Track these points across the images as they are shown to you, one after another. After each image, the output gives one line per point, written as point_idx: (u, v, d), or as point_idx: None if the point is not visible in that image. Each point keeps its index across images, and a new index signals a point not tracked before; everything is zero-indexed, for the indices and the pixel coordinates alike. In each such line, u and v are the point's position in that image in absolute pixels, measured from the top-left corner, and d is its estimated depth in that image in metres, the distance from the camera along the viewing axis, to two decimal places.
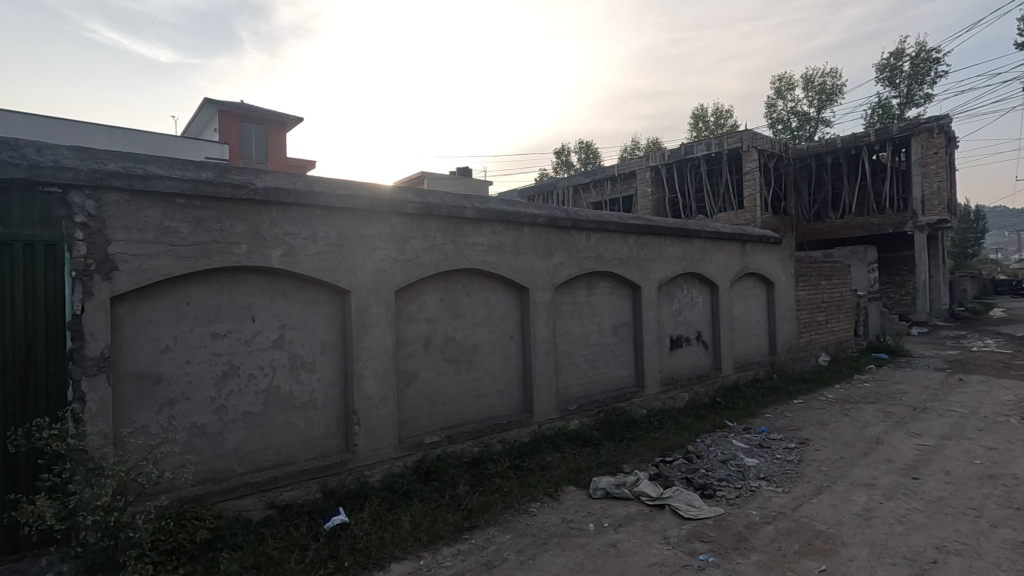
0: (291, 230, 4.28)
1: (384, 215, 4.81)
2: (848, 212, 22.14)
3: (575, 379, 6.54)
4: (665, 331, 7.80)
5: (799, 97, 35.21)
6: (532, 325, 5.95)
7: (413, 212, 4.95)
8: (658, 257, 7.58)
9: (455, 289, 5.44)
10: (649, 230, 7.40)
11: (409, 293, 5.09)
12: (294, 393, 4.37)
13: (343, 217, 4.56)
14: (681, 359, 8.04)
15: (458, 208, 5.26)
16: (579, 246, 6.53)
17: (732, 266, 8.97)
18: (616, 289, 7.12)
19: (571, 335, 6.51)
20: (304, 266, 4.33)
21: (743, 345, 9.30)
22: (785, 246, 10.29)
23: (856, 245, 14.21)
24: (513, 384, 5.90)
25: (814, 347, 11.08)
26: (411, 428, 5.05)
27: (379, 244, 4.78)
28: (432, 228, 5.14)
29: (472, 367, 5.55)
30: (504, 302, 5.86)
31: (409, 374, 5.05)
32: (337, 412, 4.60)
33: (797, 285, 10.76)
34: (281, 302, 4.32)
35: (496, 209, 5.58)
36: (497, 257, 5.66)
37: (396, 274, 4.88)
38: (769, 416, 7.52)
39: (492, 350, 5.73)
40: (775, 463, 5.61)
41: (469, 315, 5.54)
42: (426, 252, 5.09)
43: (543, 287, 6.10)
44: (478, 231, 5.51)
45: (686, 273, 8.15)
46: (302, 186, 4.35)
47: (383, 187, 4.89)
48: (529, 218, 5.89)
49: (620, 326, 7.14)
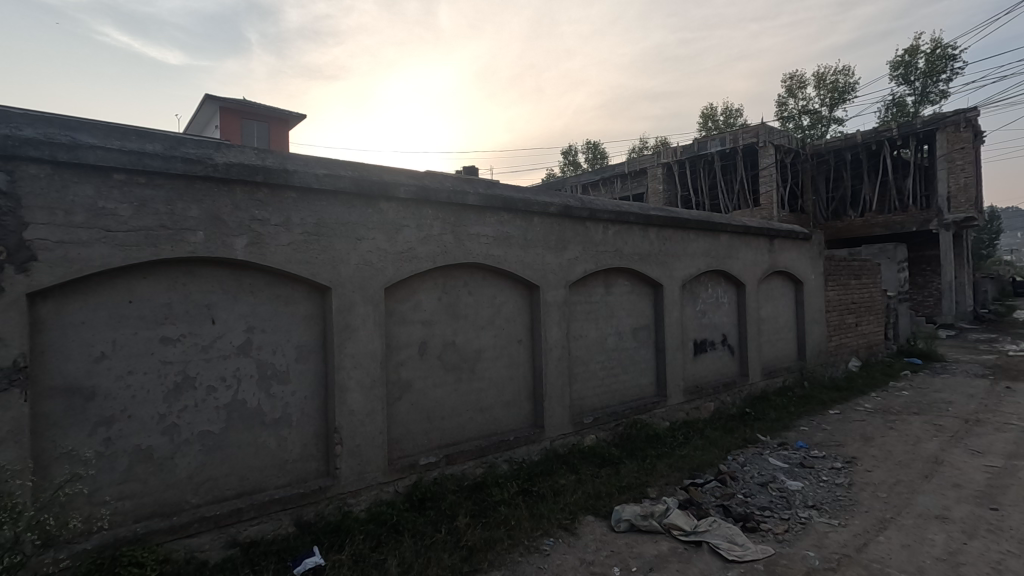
0: (259, 215, 3.61)
1: (373, 200, 4.13)
2: (869, 211, 21.28)
3: (591, 388, 5.83)
4: (689, 334, 7.08)
5: (811, 94, 34.33)
6: (543, 329, 5.26)
7: (407, 197, 4.27)
8: (681, 253, 6.86)
9: (455, 287, 4.75)
10: (672, 222, 6.68)
11: (402, 291, 4.41)
12: (262, 409, 3.70)
13: (322, 201, 3.88)
14: (705, 365, 7.31)
15: (459, 193, 4.57)
16: (596, 239, 5.82)
17: (759, 264, 8.23)
18: (635, 288, 6.41)
19: (586, 339, 5.80)
20: (274, 258, 3.66)
21: (770, 349, 8.56)
22: (814, 242, 9.54)
23: (883, 243, 13.41)
24: (522, 394, 5.21)
25: (844, 351, 10.30)
26: (404, 447, 4.37)
27: (366, 232, 4.10)
28: (429, 216, 4.46)
29: (475, 377, 4.86)
30: (511, 302, 5.16)
31: (401, 385, 4.37)
32: (316, 429, 3.93)
33: (827, 285, 9.99)
34: (247, 301, 3.65)
35: (501, 195, 4.90)
36: (503, 251, 4.97)
37: (386, 268, 4.20)
38: (804, 428, 6.77)
39: (498, 356, 5.04)
40: (823, 487, 4.87)
41: (471, 317, 4.85)
42: (421, 243, 4.40)
43: (555, 285, 5.40)
44: (481, 221, 4.82)
45: (711, 271, 7.43)
46: (272, 163, 3.68)
47: (372, 168, 4.21)
48: (539, 207, 5.20)
49: (640, 329, 6.43)
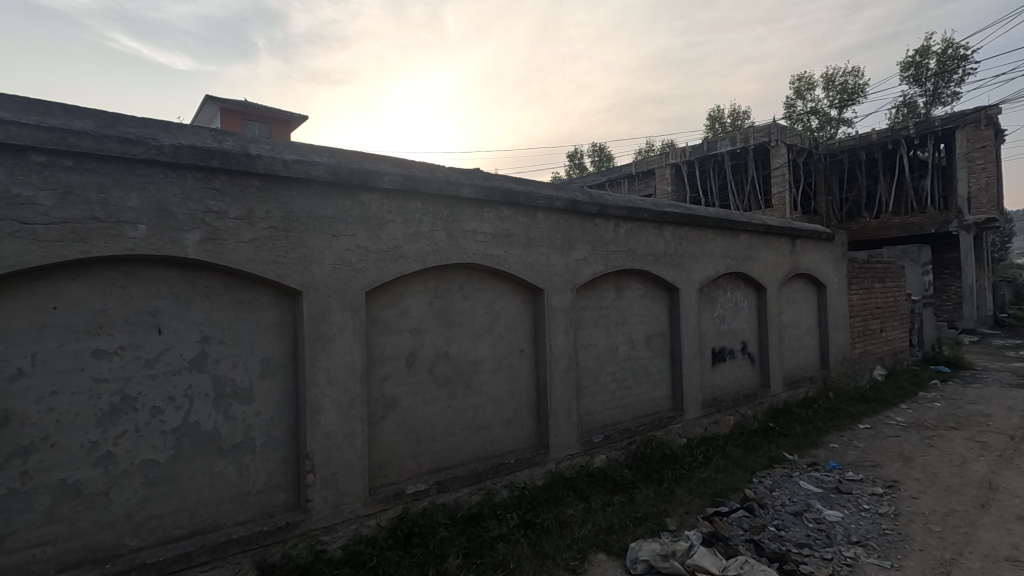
0: (215, 206, 3.09)
1: (352, 191, 3.61)
2: (885, 212, 20.61)
3: (601, 403, 5.28)
4: (707, 342, 6.51)
5: (820, 95, 33.68)
6: (547, 337, 4.71)
7: (393, 188, 3.75)
8: (698, 254, 6.30)
9: (449, 291, 4.21)
10: (688, 220, 6.13)
11: (387, 296, 3.88)
12: (220, 432, 3.16)
13: (291, 191, 3.36)
14: (724, 376, 6.73)
15: (452, 185, 4.04)
16: (606, 238, 5.28)
17: (781, 266, 7.65)
18: (649, 292, 5.85)
19: (595, 348, 5.25)
20: (233, 257, 3.14)
21: (792, 358, 7.97)
22: (837, 243, 8.95)
23: (905, 245, 12.78)
24: (524, 410, 4.66)
25: (868, 358, 9.68)
26: (388, 473, 3.83)
27: (344, 228, 3.57)
28: (418, 210, 3.93)
29: (471, 392, 4.32)
30: (512, 308, 4.62)
31: (386, 402, 3.83)
32: (285, 455, 3.40)
33: (850, 289, 9.38)
34: (202, 307, 3.13)
35: (501, 187, 4.37)
36: (503, 250, 4.43)
37: (368, 270, 3.67)
38: (834, 446, 6.18)
39: (497, 369, 4.49)
40: (866, 518, 4.29)
41: (466, 325, 4.32)
42: (409, 241, 3.87)
43: (561, 288, 4.86)
44: (478, 216, 4.28)
45: (729, 274, 6.86)
46: (231, 146, 3.16)
47: (352, 155, 3.69)
48: (543, 201, 4.67)
49: (654, 336, 5.87)
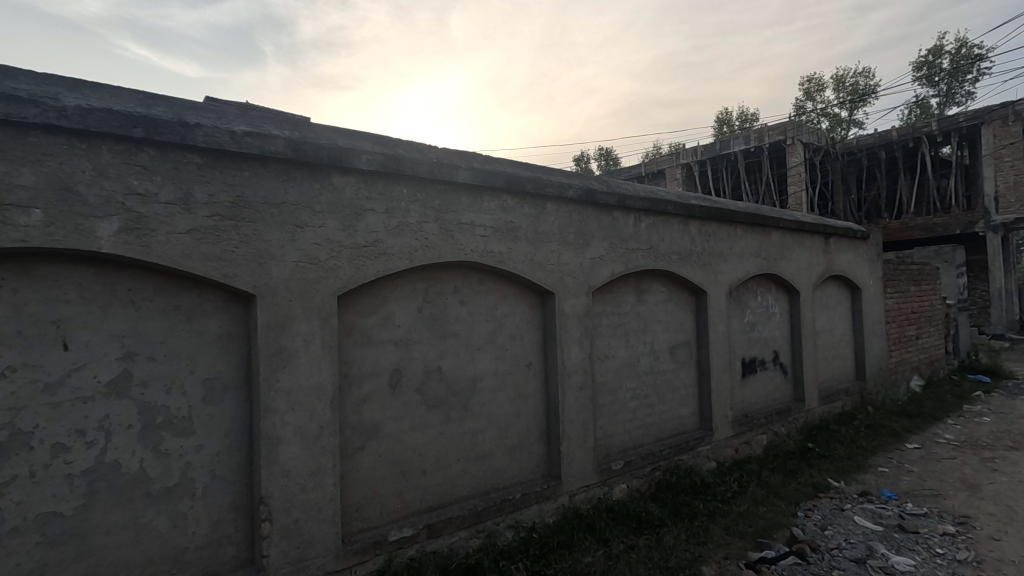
0: (140, 186, 2.43)
1: (321, 173, 2.95)
2: (905, 213, 19.78)
3: (621, 423, 4.58)
4: (736, 352, 5.80)
5: (832, 95, 32.87)
6: (559, 349, 4.03)
7: (372, 170, 3.09)
8: (726, 253, 5.60)
9: (442, 296, 3.54)
10: (716, 214, 5.43)
11: (367, 301, 3.21)
12: (148, 474, 2.50)
13: (241, 170, 2.70)
14: (755, 390, 6.02)
15: (445, 168, 3.38)
16: (625, 234, 4.59)
17: (814, 267, 6.93)
18: (673, 296, 5.16)
19: (614, 360, 4.56)
20: (165, 252, 2.48)
21: (826, 368, 7.23)
22: (872, 242, 8.21)
23: (936, 246, 11.99)
24: (531, 435, 3.98)
25: (904, 368, 8.91)
26: (367, 516, 3.15)
27: (311, 217, 2.91)
28: (403, 197, 3.26)
29: (468, 415, 3.64)
30: (517, 315, 3.95)
31: (364, 430, 3.16)
32: (235, 499, 2.73)
33: (886, 292, 8.63)
34: (125, 316, 2.47)
35: (503, 173, 3.70)
36: (506, 247, 3.76)
37: (341, 269, 3.01)
38: (884, 470, 5.43)
39: (499, 387, 3.81)
40: (945, 568, 3.56)
41: (463, 336, 3.64)
42: (392, 235, 3.20)
43: (575, 292, 4.18)
44: (476, 206, 3.61)
45: (760, 276, 6.16)
46: (162, 113, 2.51)
47: (321, 129, 3.04)
48: (554, 190, 3.99)
49: (679, 346, 5.17)
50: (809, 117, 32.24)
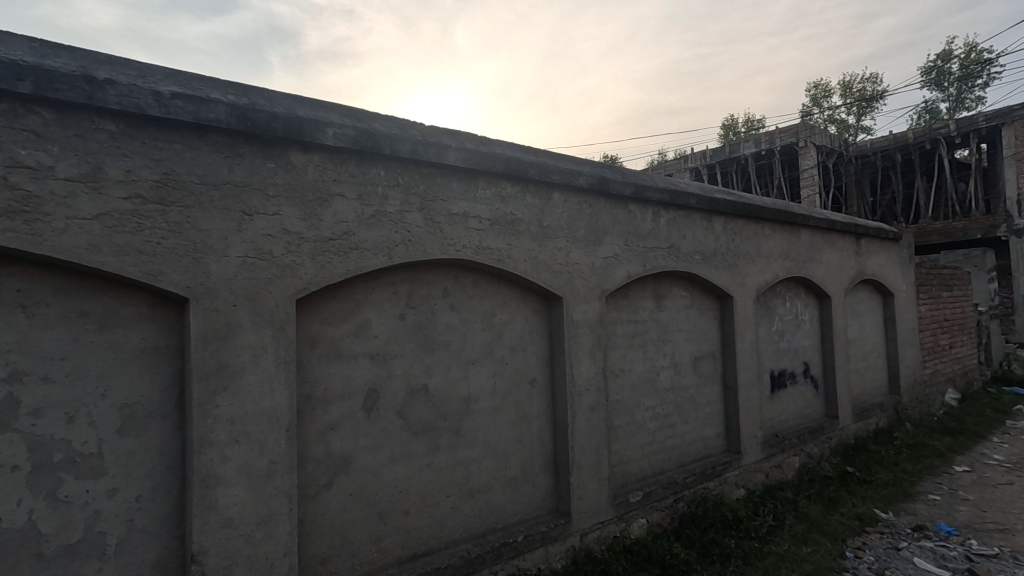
0: (30, 157, 1.88)
1: (275, 149, 2.40)
2: (923, 217, 19.09)
3: (639, 448, 3.99)
4: (764, 364, 5.20)
5: (841, 100, 32.26)
6: (567, 363, 3.45)
7: (340, 147, 2.54)
8: (753, 254, 5.01)
9: (429, 301, 2.98)
10: (742, 210, 4.85)
11: (337, 307, 2.65)
12: (40, 529, 1.92)
13: (169, 142, 2.15)
14: (785, 406, 5.41)
15: (431, 148, 2.83)
16: (642, 231, 4.02)
17: (846, 270, 6.34)
18: (696, 302, 4.58)
19: (630, 375, 3.98)
20: (65, 243, 1.93)
21: (859, 381, 6.61)
22: (904, 243, 7.60)
23: (965, 249, 11.35)
24: (536, 464, 3.39)
25: (939, 380, 8.25)
26: (334, 570, 2.57)
27: (263, 202, 2.36)
28: (381, 181, 2.71)
29: (460, 443, 3.06)
30: (519, 323, 3.37)
31: (331, 464, 2.59)
32: (161, 557, 2.15)
33: (918, 298, 8.00)
34: (10, 325, 1.91)
35: (502, 156, 3.15)
36: (505, 243, 3.20)
37: (301, 267, 2.45)
38: (935, 499, 4.79)
39: (498, 408, 3.23)
40: None
41: (454, 348, 3.07)
42: (365, 227, 2.65)
43: (586, 296, 3.61)
44: (470, 194, 3.05)
45: (788, 279, 5.57)
46: (62, 66, 1.97)
47: (278, 97, 2.49)
48: (561, 177, 3.43)
49: (702, 358, 4.58)
50: (818, 122, 31.67)
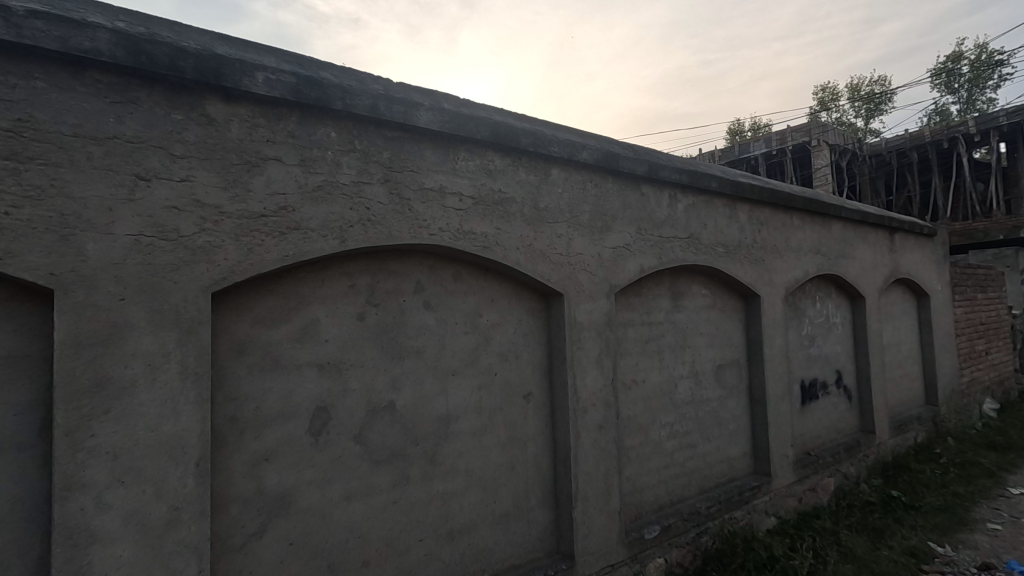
0: None
1: (183, 96, 1.84)
2: (941, 218, 18.37)
3: (655, 472, 3.39)
4: (795, 373, 4.59)
5: (850, 102, 31.59)
6: (570, 373, 2.86)
7: (274, 97, 1.98)
8: (782, 248, 4.42)
9: (397, 297, 2.41)
10: (770, 197, 4.26)
11: (274, 303, 2.09)
12: None
13: (27, 78, 1.59)
14: (817, 420, 4.79)
15: (396, 106, 2.27)
16: (657, 218, 3.44)
17: (880, 268, 5.72)
18: (719, 301, 3.99)
19: (644, 386, 3.39)
20: None
21: (895, 391, 5.97)
22: (940, 240, 6.96)
23: (995, 250, 10.67)
24: (532, 495, 2.80)
25: (976, 390, 7.58)
26: None
27: (167, 164, 1.79)
28: (331, 144, 2.14)
29: (437, 472, 2.48)
30: (511, 325, 2.80)
31: (265, 505, 2.02)
32: None
33: (954, 301, 7.35)
34: None
35: (487, 120, 2.58)
36: (492, 227, 2.62)
37: (221, 249, 1.88)
38: (997, 529, 4.14)
39: (484, 428, 2.65)
40: None
41: (429, 356, 2.49)
42: (310, 201, 2.08)
43: (592, 294, 3.02)
44: (448, 165, 2.48)
45: (819, 277, 4.96)
46: None
47: (195, 33, 1.95)
48: (560, 149, 2.86)
49: (726, 367, 3.98)
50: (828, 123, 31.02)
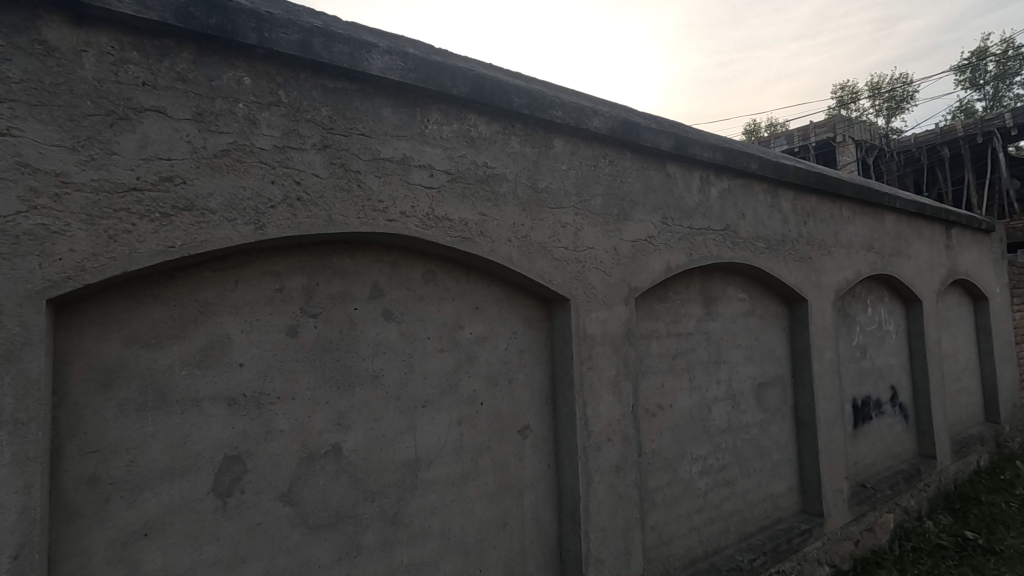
0: None
1: (5, 13, 1.26)
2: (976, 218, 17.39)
3: (685, 519, 2.74)
4: (846, 390, 3.90)
5: (873, 99, 30.54)
6: (578, 401, 2.23)
7: (150, 21, 1.39)
8: (831, 244, 3.75)
9: (345, 304, 1.80)
10: (817, 183, 3.59)
11: (159, 314, 1.50)
12: None
13: None
14: (871, 446, 4.09)
15: (337, 45, 1.68)
16: (686, 205, 2.80)
17: (937, 267, 5.00)
18: (759, 307, 3.34)
19: (671, 413, 2.75)
20: None
21: (954, 409, 5.23)
22: (998, 237, 6.20)
23: None
24: (529, 558, 2.17)
25: None
26: None
27: None
28: (243, 93, 1.55)
29: (399, 539, 1.86)
30: (501, 340, 2.18)
31: None
32: None
33: (1012, 306, 6.56)
34: None
35: (467, 72, 1.98)
36: (474, 212, 2.01)
37: (63, 236, 1.29)
38: None
39: (466, 474, 2.03)
40: None
41: (390, 383, 1.88)
42: (209, 171, 1.48)
43: (607, 299, 2.40)
44: (413, 130, 1.88)
45: (870, 278, 4.27)
46: None
47: None
48: (563, 114, 2.25)
49: (768, 386, 3.32)
50: None
